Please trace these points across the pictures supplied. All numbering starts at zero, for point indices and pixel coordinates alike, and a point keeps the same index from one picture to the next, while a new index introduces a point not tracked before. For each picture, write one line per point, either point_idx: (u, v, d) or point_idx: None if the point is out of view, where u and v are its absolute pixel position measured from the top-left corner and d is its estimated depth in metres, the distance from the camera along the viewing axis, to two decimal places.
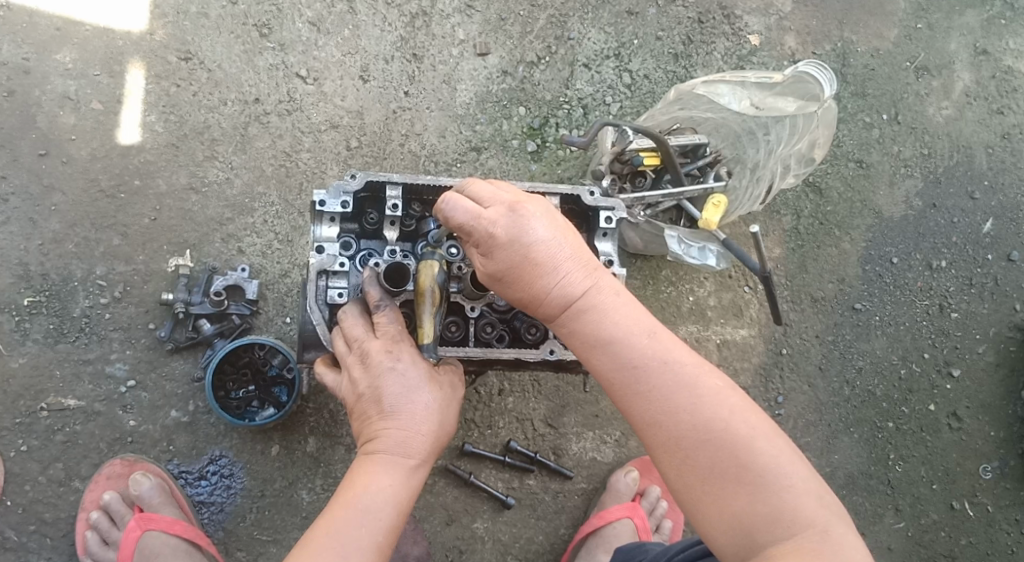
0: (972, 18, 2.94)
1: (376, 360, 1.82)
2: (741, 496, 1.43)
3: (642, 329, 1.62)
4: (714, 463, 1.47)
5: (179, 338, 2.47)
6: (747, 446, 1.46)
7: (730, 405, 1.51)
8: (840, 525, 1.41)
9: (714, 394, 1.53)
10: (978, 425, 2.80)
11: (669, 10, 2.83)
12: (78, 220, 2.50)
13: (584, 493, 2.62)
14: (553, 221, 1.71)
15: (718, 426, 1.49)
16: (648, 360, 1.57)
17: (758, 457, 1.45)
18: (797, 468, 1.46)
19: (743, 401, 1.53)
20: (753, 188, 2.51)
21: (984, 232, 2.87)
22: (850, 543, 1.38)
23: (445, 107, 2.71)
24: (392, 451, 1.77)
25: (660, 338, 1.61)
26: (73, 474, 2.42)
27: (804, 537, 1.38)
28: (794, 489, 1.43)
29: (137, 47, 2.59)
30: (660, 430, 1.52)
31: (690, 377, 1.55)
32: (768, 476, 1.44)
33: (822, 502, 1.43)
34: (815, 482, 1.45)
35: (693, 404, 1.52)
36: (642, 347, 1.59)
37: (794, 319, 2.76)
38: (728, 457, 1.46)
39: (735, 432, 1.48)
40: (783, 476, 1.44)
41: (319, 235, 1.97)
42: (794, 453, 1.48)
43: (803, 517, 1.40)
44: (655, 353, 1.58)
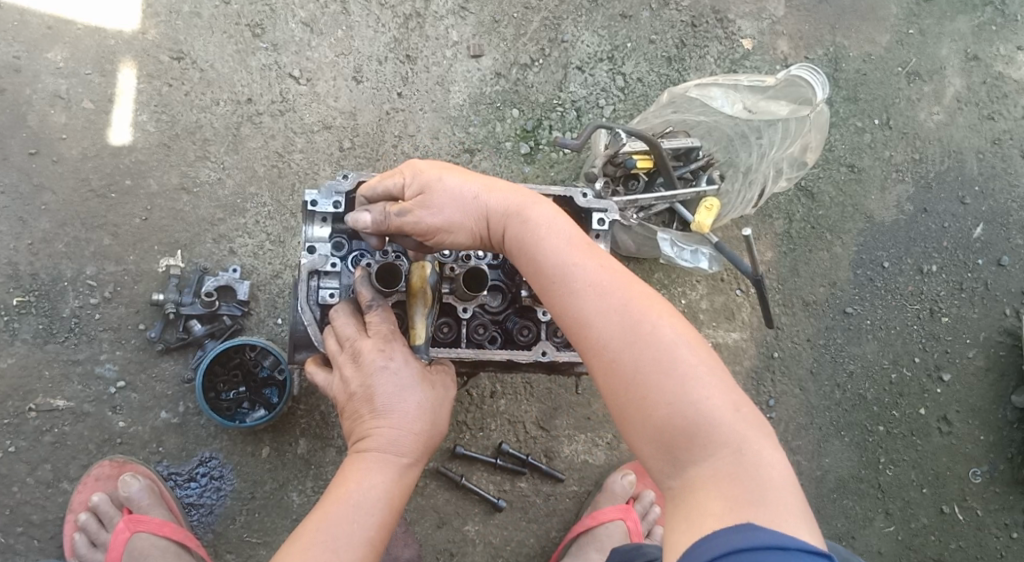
0: (963, 24, 2.96)
1: (368, 358, 1.81)
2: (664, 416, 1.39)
3: (568, 238, 1.61)
4: (643, 395, 1.42)
5: (170, 338, 2.46)
6: (674, 372, 1.41)
7: (652, 320, 1.48)
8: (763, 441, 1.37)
9: (638, 306, 1.49)
10: (968, 429, 2.81)
11: (662, 13, 2.84)
12: (68, 220, 2.49)
13: (575, 496, 2.61)
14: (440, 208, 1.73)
15: (626, 344, 1.46)
16: (582, 277, 1.54)
17: (677, 376, 1.41)
18: (724, 387, 1.41)
19: (671, 316, 1.49)
20: (745, 191, 2.52)
21: (975, 237, 2.88)
22: (771, 466, 1.34)
23: (438, 109, 2.70)
24: (385, 449, 1.76)
25: (583, 247, 1.61)
26: (62, 475, 2.40)
27: (723, 457, 1.34)
28: (721, 409, 1.38)
29: (128, 46, 2.58)
30: (603, 364, 1.47)
31: (620, 292, 1.51)
32: (694, 392, 1.39)
33: (745, 424, 1.38)
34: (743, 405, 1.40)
35: (627, 337, 1.46)
36: (568, 252, 1.59)
37: (785, 323, 2.76)
38: (652, 386, 1.41)
39: (650, 358, 1.43)
40: (711, 398, 1.39)
41: (311, 235, 1.97)
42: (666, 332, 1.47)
43: (733, 435, 1.36)
44: (584, 260, 1.57)
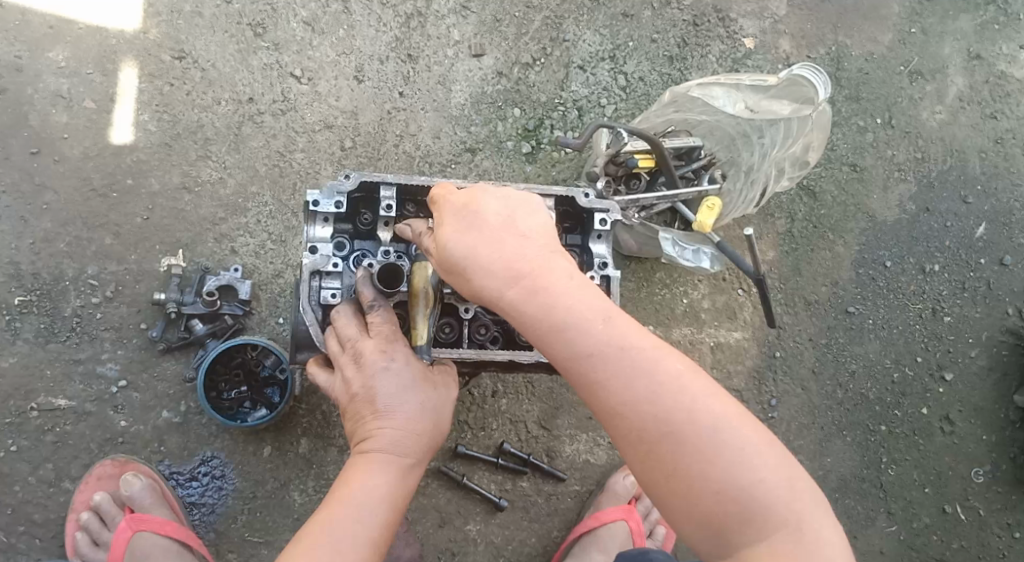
0: (966, 23, 2.95)
1: (369, 360, 1.81)
2: (715, 508, 1.34)
3: (598, 309, 1.45)
4: (695, 485, 1.35)
5: (171, 338, 2.46)
6: (721, 452, 1.35)
7: (678, 385, 1.40)
8: (820, 508, 1.36)
9: (677, 391, 1.39)
10: (970, 429, 2.80)
11: (663, 12, 2.83)
12: (70, 219, 2.49)
13: (577, 495, 2.61)
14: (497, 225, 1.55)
15: (658, 413, 1.38)
16: (619, 367, 1.41)
17: (727, 463, 1.35)
18: (777, 458, 1.37)
19: (707, 386, 1.41)
20: (747, 191, 2.51)
21: (977, 237, 2.88)
22: (830, 538, 1.33)
23: (440, 109, 2.70)
24: (386, 450, 1.77)
25: (614, 321, 1.45)
26: (63, 475, 2.40)
27: (784, 536, 1.32)
28: (776, 485, 1.34)
29: (130, 45, 2.58)
30: (646, 456, 1.39)
31: (658, 378, 1.40)
32: (744, 474, 1.34)
33: (803, 495, 1.35)
34: (795, 472, 1.38)
35: (676, 413, 1.38)
36: (599, 333, 1.43)
37: (787, 322, 2.76)
38: (691, 462, 1.36)
39: (692, 431, 1.37)
40: (764, 473, 1.35)
41: (312, 235, 1.96)
42: (704, 393, 1.40)
43: (788, 513, 1.33)
44: (614, 339, 1.43)
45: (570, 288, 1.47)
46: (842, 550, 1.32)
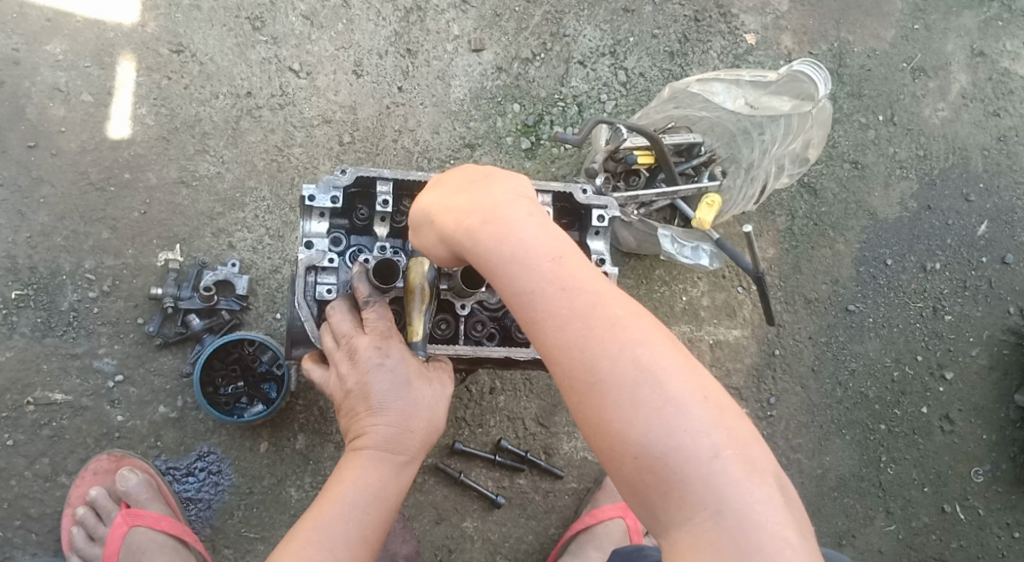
0: (969, 20, 2.93)
1: (363, 356, 1.79)
2: (638, 471, 1.25)
3: (544, 250, 1.37)
4: (621, 442, 1.26)
5: (168, 333, 2.45)
6: (659, 407, 1.25)
7: (624, 333, 1.29)
8: (755, 486, 1.22)
9: (612, 340, 1.28)
10: (970, 428, 2.79)
11: (664, 8, 2.81)
12: (67, 213, 2.48)
13: (575, 493, 2.60)
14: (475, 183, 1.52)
15: (597, 358, 1.28)
16: (557, 308, 1.33)
17: (654, 422, 1.24)
18: (712, 425, 1.25)
19: (653, 335, 1.30)
20: (747, 188, 2.49)
21: (979, 235, 2.86)
22: (775, 518, 1.20)
23: (439, 104, 2.69)
24: (381, 447, 1.76)
25: (562, 262, 1.36)
26: (60, 469, 2.40)
27: (704, 512, 1.21)
28: (703, 454, 1.23)
29: (128, 39, 2.56)
30: (579, 406, 1.30)
31: (594, 322, 1.30)
32: (669, 435, 1.24)
33: (737, 468, 1.22)
34: (735, 440, 1.25)
35: (614, 363, 1.28)
36: (541, 275, 1.35)
37: (787, 320, 2.74)
38: (628, 415, 1.26)
39: (632, 381, 1.26)
40: (693, 438, 1.23)
41: (308, 231, 1.96)
42: (654, 343, 1.29)
43: (709, 487, 1.21)
44: (556, 280, 1.34)
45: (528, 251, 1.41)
46: (772, 533, 1.18)
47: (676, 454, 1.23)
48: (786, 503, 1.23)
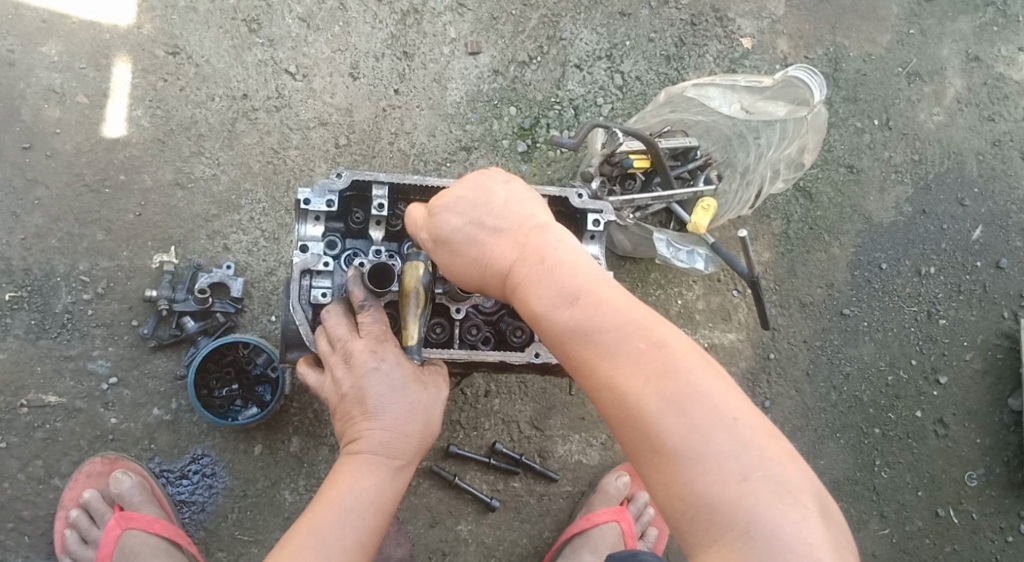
0: (965, 25, 2.94)
1: (358, 360, 1.79)
2: (671, 493, 1.26)
3: (576, 286, 1.45)
4: (657, 466, 1.28)
5: (162, 335, 2.45)
6: (688, 432, 1.27)
7: (654, 359, 1.34)
8: (784, 506, 1.21)
9: (639, 373, 1.33)
10: (964, 432, 2.79)
11: (661, 11, 2.82)
12: (61, 215, 2.47)
13: (569, 496, 2.60)
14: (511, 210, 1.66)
15: (628, 387, 1.33)
16: (586, 346, 1.39)
17: (682, 451, 1.26)
18: (739, 447, 1.25)
19: (684, 359, 1.33)
20: (743, 192, 2.50)
21: (974, 239, 2.86)
22: (806, 540, 1.18)
23: (435, 106, 2.69)
24: (376, 451, 1.76)
25: (583, 299, 1.43)
26: (53, 472, 2.39)
27: (735, 535, 1.20)
28: (733, 476, 1.23)
29: (124, 40, 2.56)
30: (617, 438, 1.35)
31: (623, 357, 1.36)
32: (696, 462, 1.25)
33: (765, 489, 1.22)
34: (763, 462, 1.24)
35: (644, 388, 1.32)
36: (574, 310, 1.43)
37: (782, 324, 2.75)
38: (659, 438, 1.28)
39: (662, 405, 1.30)
40: (720, 459, 1.24)
41: (303, 233, 1.95)
42: (683, 367, 1.32)
43: (740, 510, 1.21)
44: (581, 318, 1.41)
45: (546, 273, 1.50)
46: (805, 554, 1.17)
47: (707, 477, 1.24)
48: (822, 523, 1.21)
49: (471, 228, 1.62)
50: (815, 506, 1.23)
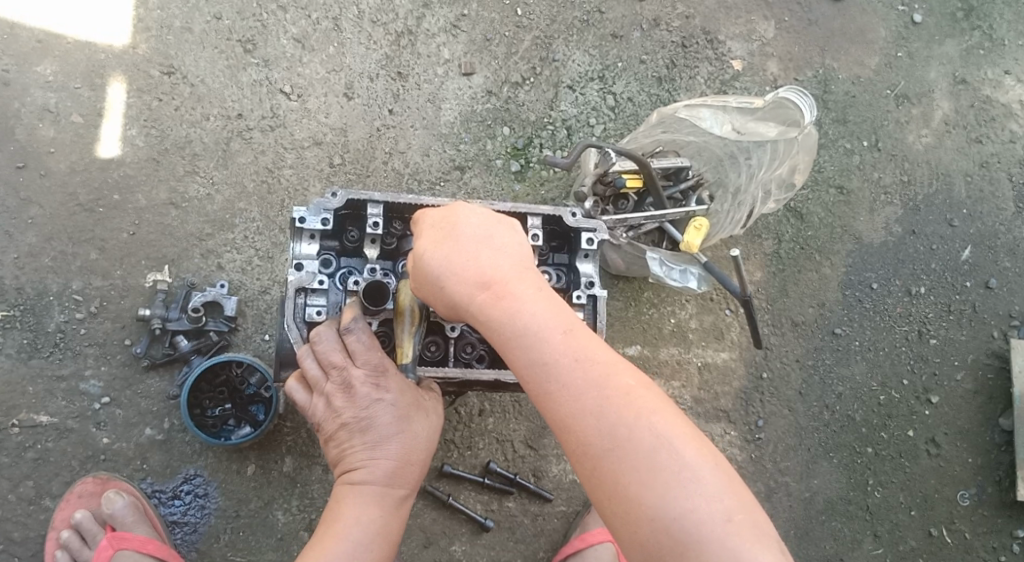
0: (951, 48, 2.98)
1: (356, 392, 1.81)
2: (651, 534, 1.30)
3: (558, 323, 1.46)
4: (635, 509, 1.32)
5: (155, 354, 2.44)
6: (666, 473, 1.32)
7: (630, 401, 1.38)
8: (763, 545, 1.28)
9: (629, 411, 1.36)
10: (956, 452, 2.81)
11: (653, 34, 2.85)
12: (55, 234, 2.47)
13: (563, 516, 2.60)
14: (487, 231, 1.60)
15: (605, 429, 1.36)
16: (571, 382, 1.41)
17: (670, 491, 1.31)
18: (721, 489, 1.32)
19: (660, 407, 1.39)
20: (734, 212, 2.53)
21: (963, 260, 2.89)
22: None
23: (429, 126, 2.71)
24: (379, 483, 1.79)
25: (564, 332, 1.46)
26: (44, 492, 2.38)
27: None
28: (714, 517, 1.29)
29: (119, 60, 2.57)
30: (592, 477, 1.37)
31: (609, 396, 1.39)
32: (682, 501, 1.30)
33: (746, 532, 1.28)
34: (741, 505, 1.32)
35: (623, 432, 1.35)
36: (555, 346, 1.44)
37: (774, 343, 2.76)
38: (639, 480, 1.33)
39: (640, 448, 1.34)
40: (700, 501, 1.30)
41: (298, 252, 1.96)
42: (659, 411, 1.38)
43: (724, 549, 1.26)
44: (568, 351, 1.43)
45: (543, 298, 1.50)
46: None
47: (688, 518, 1.29)
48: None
49: (454, 254, 1.55)
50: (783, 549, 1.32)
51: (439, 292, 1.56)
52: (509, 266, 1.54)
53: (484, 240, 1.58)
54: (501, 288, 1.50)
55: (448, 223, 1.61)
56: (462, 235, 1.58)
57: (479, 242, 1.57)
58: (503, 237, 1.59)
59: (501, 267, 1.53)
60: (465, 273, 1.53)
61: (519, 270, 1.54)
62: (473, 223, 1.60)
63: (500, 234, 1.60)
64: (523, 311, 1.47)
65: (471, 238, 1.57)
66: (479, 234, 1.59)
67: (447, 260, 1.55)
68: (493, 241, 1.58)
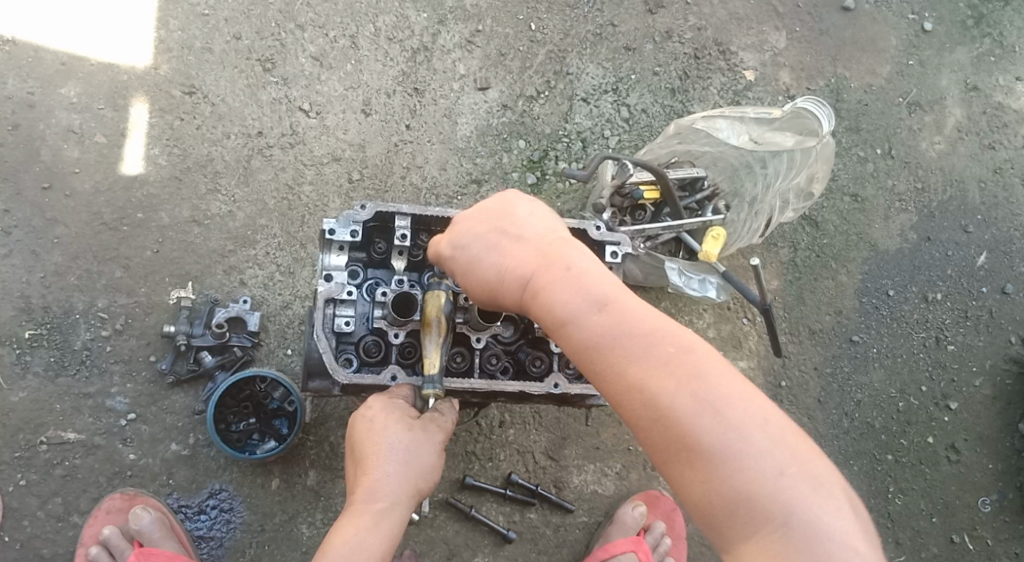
0: (962, 55, 3.01)
1: (368, 413, 1.85)
2: (706, 497, 1.33)
3: (597, 298, 1.51)
4: (688, 474, 1.35)
5: (180, 371, 2.47)
6: (716, 435, 1.34)
7: (675, 366, 1.41)
8: (826, 502, 1.29)
9: (673, 376, 1.40)
10: (976, 458, 2.81)
11: (665, 46, 2.89)
12: (80, 252, 2.51)
13: (585, 527, 2.61)
14: (528, 216, 1.69)
15: (650, 399, 1.40)
16: (614, 355, 1.45)
17: (721, 453, 1.33)
18: (775, 445, 1.33)
19: (705, 367, 1.41)
20: (751, 221, 2.56)
21: (978, 265, 2.91)
22: (842, 532, 1.27)
23: (446, 140, 2.74)
24: (383, 499, 1.83)
25: (614, 305, 1.49)
26: (72, 509, 2.41)
27: (777, 530, 1.27)
28: (769, 475, 1.31)
29: (141, 81, 2.62)
30: (650, 443, 1.40)
31: (653, 363, 1.42)
32: (736, 463, 1.32)
33: (801, 486, 1.30)
34: (804, 462, 1.33)
35: (669, 397, 1.39)
36: (596, 320, 1.48)
37: (792, 351, 2.78)
38: (690, 444, 1.35)
39: (689, 411, 1.37)
40: (754, 458, 1.32)
41: (328, 263, 2.00)
42: (704, 372, 1.40)
43: (781, 507, 1.28)
44: (609, 325, 1.47)
45: (582, 273, 1.55)
46: (846, 546, 1.25)
47: (741, 477, 1.31)
48: (852, 512, 1.31)
49: (496, 244, 1.67)
50: (848, 499, 1.33)
51: (485, 280, 1.66)
52: (549, 247, 1.62)
53: (524, 226, 1.67)
54: (540, 269, 1.58)
55: (496, 214, 1.70)
56: (504, 223, 1.68)
57: (521, 228, 1.67)
58: (543, 222, 1.68)
59: (540, 251, 1.61)
60: (507, 260, 1.63)
61: (560, 249, 1.61)
62: (515, 211, 1.70)
63: (541, 222, 1.68)
64: (561, 290, 1.53)
65: (513, 226, 1.67)
66: (522, 221, 1.68)
67: (491, 250, 1.66)
68: (533, 227, 1.67)
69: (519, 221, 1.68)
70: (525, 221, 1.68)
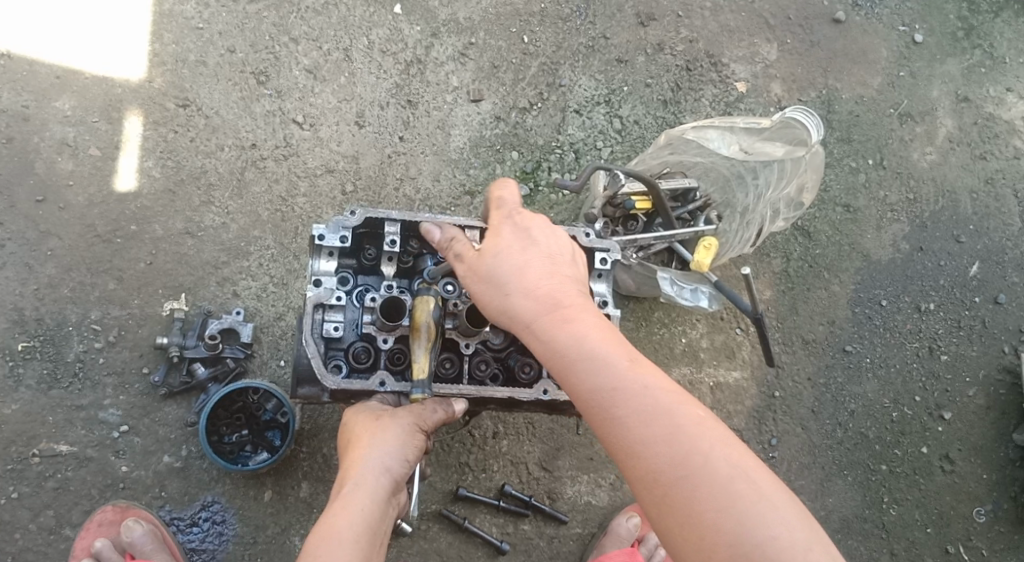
0: (953, 66, 3.02)
1: (349, 413, 1.93)
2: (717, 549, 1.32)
3: (609, 347, 1.54)
4: (699, 526, 1.35)
5: (173, 382, 2.48)
6: (725, 488, 1.36)
7: (685, 422, 1.44)
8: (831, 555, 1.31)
9: (682, 429, 1.43)
10: (970, 468, 2.80)
11: (657, 58, 2.90)
12: (73, 265, 2.51)
13: (579, 538, 2.60)
14: (550, 245, 1.69)
15: (661, 447, 1.42)
16: (626, 404, 1.47)
17: (731, 506, 1.35)
18: (781, 501, 1.36)
19: (710, 426, 1.45)
20: (743, 232, 2.56)
21: (971, 276, 2.91)
22: None
23: (439, 152, 2.75)
24: (353, 480, 1.78)
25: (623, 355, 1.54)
26: (64, 522, 2.40)
27: None
28: (780, 528, 1.32)
29: (135, 94, 2.63)
30: (654, 496, 1.40)
31: (663, 416, 1.45)
32: (747, 514, 1.34)
33: (810, 542, 1.32)
34: (806, 518, 1.36)
35: (680, 450, 1.41)
36: (609, 368, 1.51)
37: (785, 361, 2.78)
38: (700, 497, 1.37)
39: (698, 465, 1.39)
40: (763, 514, 1.34)
41: (317, 268, 1.99)
42: (710, 430, 1.44)
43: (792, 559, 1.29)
44: (622, 374, 1.50)
45: (595, 322, 1.58)
46: None
47: (751, 531, 1.32)
48: None
49: (516, 275, 1.63)
50: None
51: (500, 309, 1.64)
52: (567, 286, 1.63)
53: (544, 256, 1.66)
54: (555, 310, 1.58)
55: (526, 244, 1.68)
56: (524, 252, 1.66)
57: (540, 260, 1.65)
58: (562, 255, 1.69)
59: (560, 289, 1.62)
60: (526, 294, 1.61)
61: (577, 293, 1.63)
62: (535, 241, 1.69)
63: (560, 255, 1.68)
64: (574, 336, 1.55)
65: (535, 256, 1.65)
66: (544, 253, 1.67)
67: (509, 280, 1.63)
68: (555, 260, 1.67)
69: (538, 250, 1.66)
70: (547, 253, 1.67)
